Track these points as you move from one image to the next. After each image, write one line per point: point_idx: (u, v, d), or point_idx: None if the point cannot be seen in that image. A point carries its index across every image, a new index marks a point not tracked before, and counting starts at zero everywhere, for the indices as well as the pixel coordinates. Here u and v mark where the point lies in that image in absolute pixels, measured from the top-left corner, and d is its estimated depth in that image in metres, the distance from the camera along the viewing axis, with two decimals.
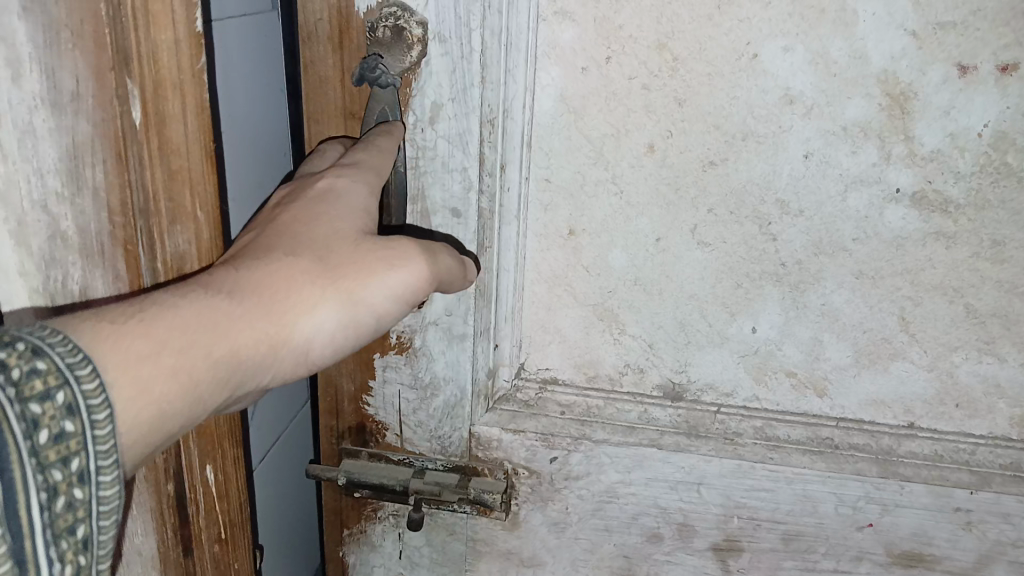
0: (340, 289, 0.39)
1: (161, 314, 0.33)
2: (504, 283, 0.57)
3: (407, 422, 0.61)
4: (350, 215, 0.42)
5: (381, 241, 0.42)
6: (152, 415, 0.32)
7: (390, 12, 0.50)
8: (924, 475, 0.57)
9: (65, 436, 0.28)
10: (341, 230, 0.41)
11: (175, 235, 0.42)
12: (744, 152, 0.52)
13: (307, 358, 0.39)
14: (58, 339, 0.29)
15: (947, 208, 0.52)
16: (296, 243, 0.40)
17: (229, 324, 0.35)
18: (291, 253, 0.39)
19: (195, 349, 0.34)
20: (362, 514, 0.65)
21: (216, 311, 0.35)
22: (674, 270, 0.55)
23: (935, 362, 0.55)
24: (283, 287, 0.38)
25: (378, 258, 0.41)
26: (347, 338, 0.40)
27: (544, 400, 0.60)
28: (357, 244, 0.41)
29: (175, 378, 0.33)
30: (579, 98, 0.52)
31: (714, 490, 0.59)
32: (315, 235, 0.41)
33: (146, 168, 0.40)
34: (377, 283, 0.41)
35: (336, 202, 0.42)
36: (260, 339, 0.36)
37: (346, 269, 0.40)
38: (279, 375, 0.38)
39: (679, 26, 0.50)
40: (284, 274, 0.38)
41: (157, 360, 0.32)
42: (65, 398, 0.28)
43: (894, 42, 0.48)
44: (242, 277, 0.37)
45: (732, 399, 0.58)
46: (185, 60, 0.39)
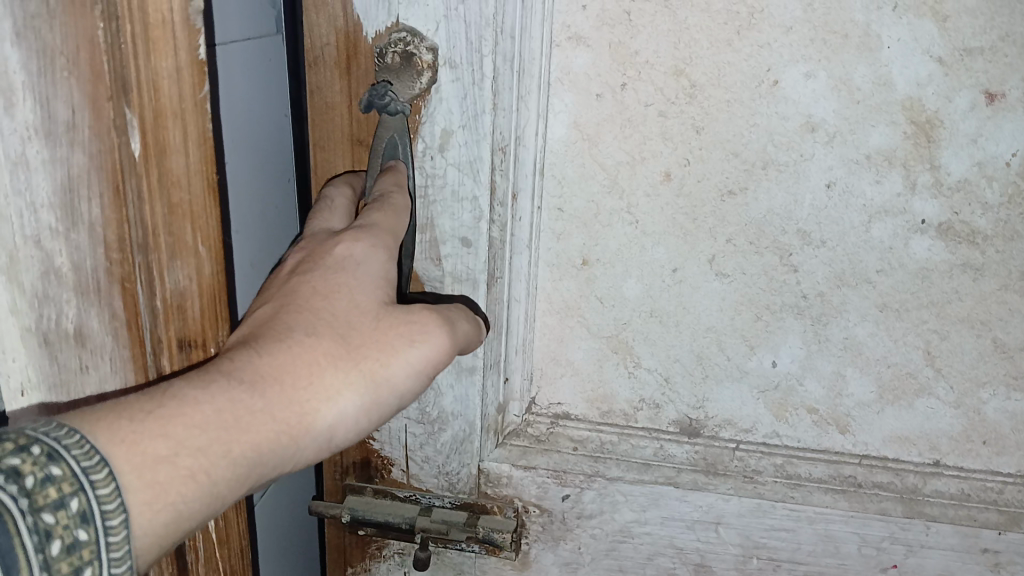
0: (362, 372, 0.39)
1: (182, 413, 0.33)
2: (515, 314, 0.55)
3: (414, 458, 0.59)
4: (369, 289, 0.42)
5: (401, 315, 0.42)
6: (168, 518, 0.32)
7: (400, 37, 0.49)
8: (951, 515, 0.54)
9: (76, 545, 0.29)
10: (361, 305, 0.41)
11: (175, 270, 0.40)
12: (763, 181, 0.51)
13: (328, 443, 0.39)
14: (75, 440, 0.30)
15: (975, 239, 0.50)
16: (317, 320, 0.39)
17: (250, 418, 0.35)
18: (310, 334, 0.39)
19: (215, 449, 0.33)
20: (367, 551, 0.62)
21: (237, 406, 0.35)
22: (691, 302, 0.54)
23: (961, 398, 0.53)
24: (304, 374, 0.38)
25: (399, 335, 0.41)
26: (365, 420, 0.40)
27: (555, 435, 0.58)
28: (378, 320, 0.41)
29: (193, 480, 0.33)
30: (593, 125, 0.51)
31: (733, 529, 0.57)
32: (336, 312, 0.40)
33: (145, 202, 0.39)
34: (398, 361, 0.40)
35: (355, 273, 0.42)
36: (281, 432, 0.36)
37: (366, 349, 0.40)
38: (299, 461, 0.38)
39: (697, 51, 0.48)
40: (305, 360, 0.38)
41: (175, 463, 0.32)
42: (79, 505, 0.30)
43: (918, 69, 0.47)
44: (264, 364, 0.37)
45: (751, 434, 0.56)
46: (186, 84, 0.38)
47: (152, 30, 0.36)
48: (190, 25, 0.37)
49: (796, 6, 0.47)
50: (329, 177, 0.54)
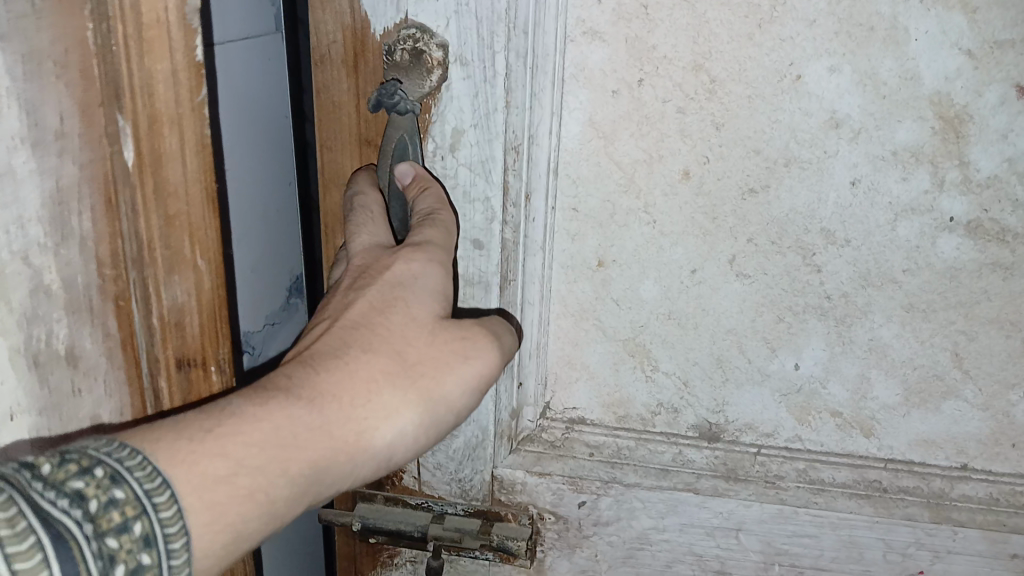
0: (416, 390, 0.42)
1: (244, 432, 0.36)
2: (529, 317, 0.53)
3: (426, 465, 0.57)
4: (423, 305, 0.44)
5: (453, 332, 0.44)
6: (228, 538, 0.34)
7: (409, 35, 0.48)
8: (978, 520, 0.52)
9: (140, 569, 0.31)
10: (415, 321, 0.43)
11: (174, 285, 0.43)
12: (786, 178, 0.49)
13: (386, 459, 0.41)
14: (137, 463, 0.32)
15: (1004, 237, 0.48)
16: (373, 339, 0.42)
17: (309, 437, 0.38)
18: (367, 352, 0.42)
19: (274, 468, 0.36)
20: (378, 560, 0.60)
21: (298, 424, 0.37)
22: (710, 303, 0.52)
23: (990, 401, 0.51)
24: (362, 392, 0.41)
25: (452, 353, 0.43)
26: (421, 436, 0.43)
27: (571, 440, 0.56)
28: (432, 338, 0.43)
29: (253, 500, 0.35)
30: (609, 123, 0.50)
31: (754, 536, 0.55)
32: (391, 331, 0.43)
33: (145, 216, 0.41)
34: (451, 379, 0.43)
35: (411, 292, 0.44)
36: (339, 449, 0.39)
37: (422, 368, 0.42)
38: (358, 476, 0.41)
39: (717, 46, 0.47)
40: (364, 378, 0.41)
41: (235, 483, 0.35)
42: (142, 528, 0.31)
43: (947, 62, 0.46)
44: (324, 383, 0.39)
45: (773, 438, 0.54)
46: (183, 89, 0.40)
47: (149, 34, 0.38)
48: (186, 25, 0.39)
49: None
50: (337, 178, 0.53)
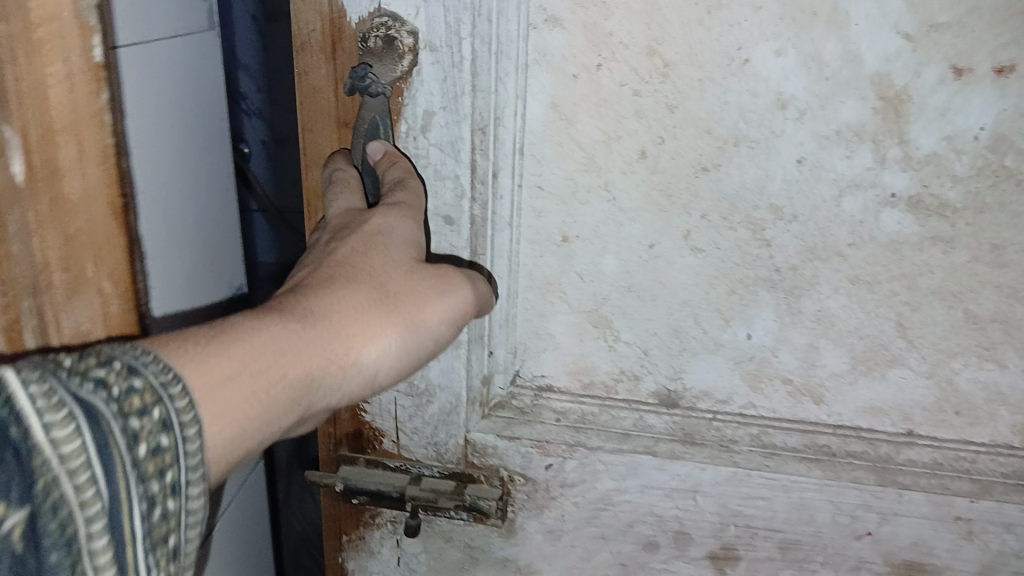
0: (399, 317, 0.45)
1: (245, 342, 0.38)
2: (497, 290, 0.56)
3: (403, 429, 0.60)
4: (401, 247, 0.47)
5: (430, 270, 0.47)
6: (234, 434, 0.36)
7: (382, 22, 0.50)
8: (924, 484, 0.55)
9: (159, 450, 0.32)
10: (395, 259, 0.46)
11: (77, 307, 0.48)
12: (736, 156, 0.52)
13: (369, 378, 0.44)
14: (152, 359, 0.33)
15: (944, 212, 0.51)
16: (356, 273, 0.45)
17: (304, 350, 0.40)
18: (350, 284, 0.44)
19: (275, 374, 0.38)
20: (361, 520, 0.63)
21: (293, 339, 0.40)
22: (667, 276, 0.55)
23: (934, 369, 0.54)
24: (349, 317, 0.43)
25: (429, 286, 0.47)
26: (402, 361, 0.46)
27: (539, 406, 0.58)
28: (410, 274, 0.47)
29: (256, 400, 0.37)
30: (570, 104, 0.52)
31: (710, 498, 0.57)
32: (373, 267, 0.46)
33: (53, 238, 0.46)
34: (430, 309, 0.47)
35: (390, 238, 0.47)
36: (330, 364, 0.42)
37: (402, 298, 0.46)
38: (343, 394, 0.43)
39: (669, 31, 0.50)
40: (351, 305, 0.44)
41: (240, 383, 0.36)
42: (160, 413, 0.32)
43: (887, 44, 0.48)
44: (313, 308, 0.42)
45: (728, 405, 0.57)
46: (80, 99, 0.44)
47: (43, 45, 0.42)
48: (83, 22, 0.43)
49: None
50: (317, 158, 0.56)
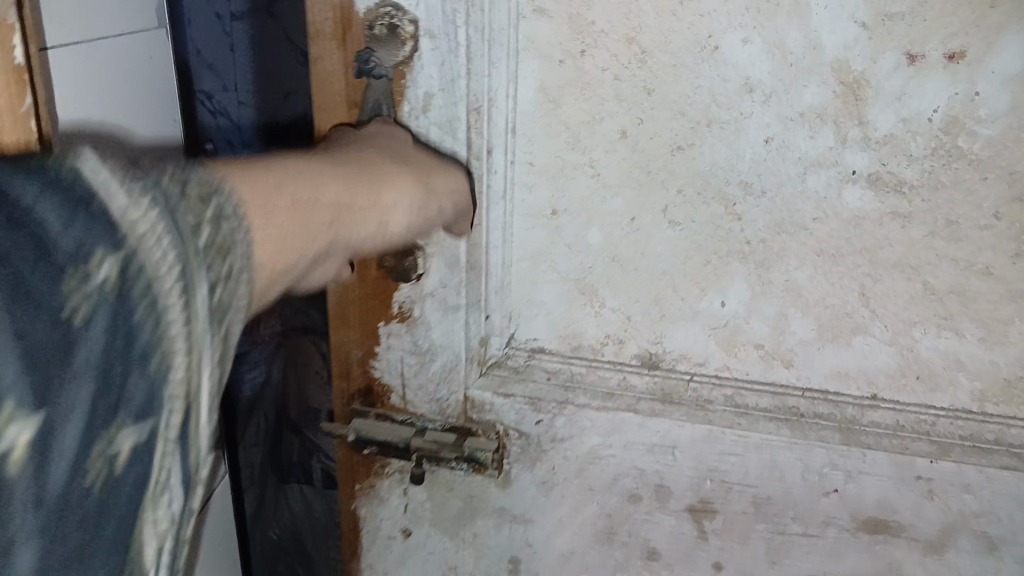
0: (412, 181, 0.49)
1: (281, 168, 0.41)
2: (494, 259, 0.62)
3: (409, 386, 0.66)
4: (395, 146, 0.53)
5: (428, 161, 0.53)
6: (277, 239, 0.38)
7: (386, 12, 0.57)
8: (885, 444, 0.58)
9: (217, 237, 0.34)
10: (394, 150, 0.52)
11: None
12: (708, 137, 0.56)
13: (389, 231, 0.47)
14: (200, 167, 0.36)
15: (902, 189, 0.54)
16: (362, 151, 0.49)
17: (336, 182, 0.43)
18: (362, 155, 0.49)
19: (313, 195, 0.41)
20: (372, 470, 0.69)
21: (323, 173, 0.43)
22: (647, 247, 0.60)
23: (896, 337, 0.57)
24: (368, 171, 0.47)
25: (431, 171, 0.52)
26: (415, 222, 0.49)
27: (532, 366, 0.64)
28: (411, 159, 0.52)
29: (296, 212, 0.39)
30: (557, 88, 0.57)
31: (687, 454, 0.62)
32: (377, 150, 0.50)
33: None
34: (435, 184, 0.52)
35: (384, 142, 0.53)
36: (357, 205, 0.44)
37: (409, 169, 0.50)
38: (364, 242, 0.46)
39: (645, 21, 0.55)
40: (368, 165, 0.47)
41: (281, 194, 0.39)
42: (214, 206, 0.35)
43: (845, 33, 0.52)
44: (335, 160, 0.46)
45: (704, 367, 0.61)
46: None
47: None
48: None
49: None
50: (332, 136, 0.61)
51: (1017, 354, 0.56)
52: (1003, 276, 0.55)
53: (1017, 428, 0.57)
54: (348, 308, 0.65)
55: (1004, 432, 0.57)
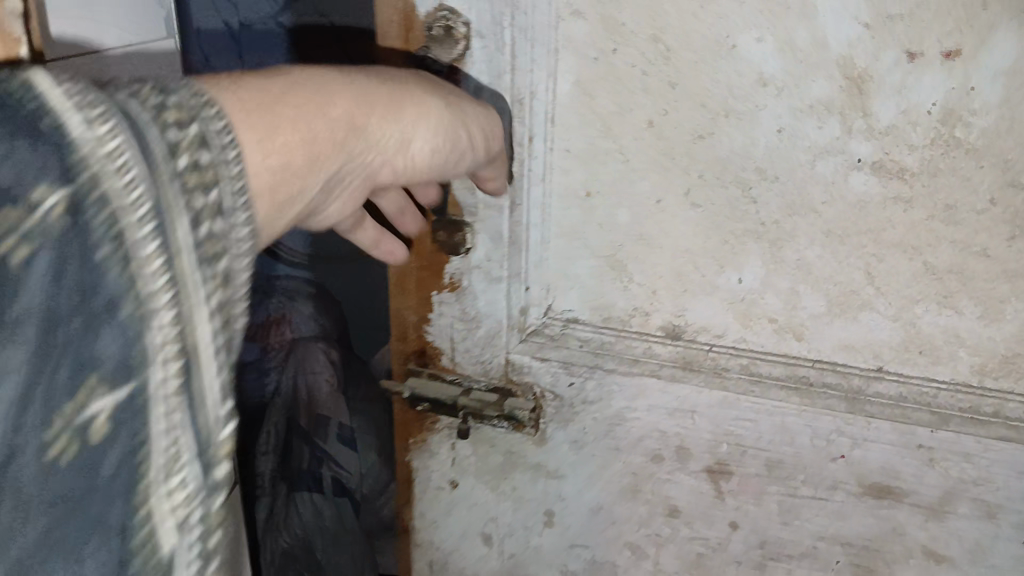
0: (448, 113, 0.52)
1: (290, 88, 0.44)
2: (533, 236, 0.69)
3: (457, 349, 0.74)
4: (437, 80, 0.56)
5: (466, 99, 0.56)
6: (282, 159, 0.42)
7: (442, 15, 0.65)
8: (887, 413, 0.63)
9: (200, 166, 0.37)
10: (428, 80, 0.54)
11: None
12: (726, 126, 0.62)
13: (412, 157, 0.51)
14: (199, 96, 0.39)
15: (903, 175, 0.59)
16: (404, 77, 0.52)
17: (325, 103, 0.45)
18: (376, 79, 0.49)
19: (297, 119, 0.43)
20: (424, 425, 0.77)
21: (330, 96, 0.45)
22: (671, 227, 0.66)
23: (900, 313, 0.62)
24: (389, 99, 0.49)
25: (471, 107, 0.55)
26: (446, 157, 0.53)
27: (566, 334, 0.70)
28: (455, 94, 0.54)
29: (298, 132, 0.43)
30: (591, 82, 0.64)
31: (705, 418, 0.68)
32: (399, 77, 0.51)
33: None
34: (472, 122, 0.55)
35: (430, 77, 0.56)
36: (378, 133, 0.48)
37: (440, 102, 0.52)
38: (381, 165, 0.50)
39: (669, 21, 0.61)
40: (386, 90, 0.49)
41: (287, 114, 0.43)
42: (197, 131, 0.38)
43: (850, 32, 0.57)
44: (336, 79, 0.46)
45: (723, 339, 0.67)
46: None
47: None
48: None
49: None
50: None
51: (1014, 332, 0.60)
52: (999, 257, 0.59)
53: (1015, 402, 0.60)
54: (407, 279, 0.73)
55: (1002, 406, 0.61)
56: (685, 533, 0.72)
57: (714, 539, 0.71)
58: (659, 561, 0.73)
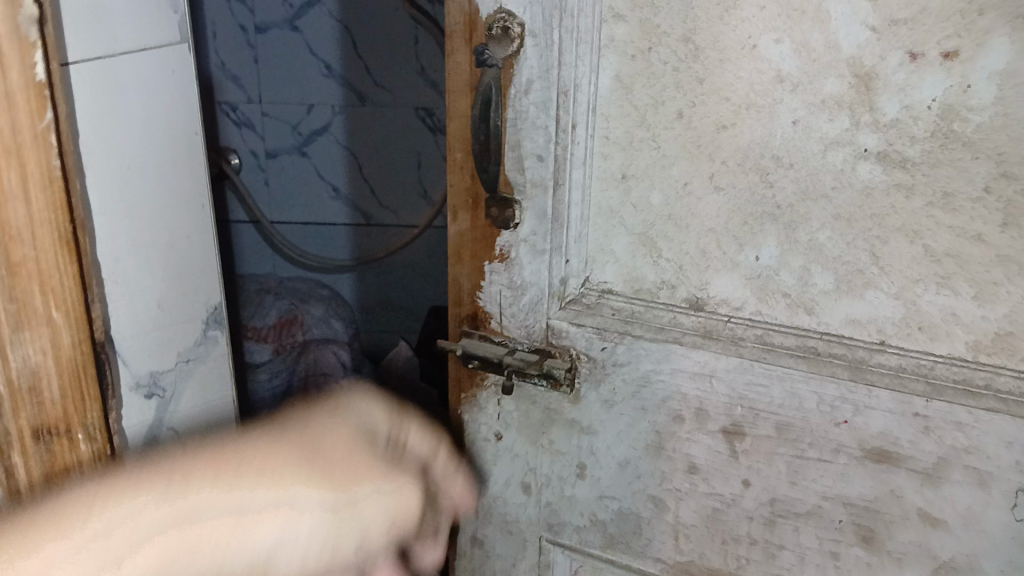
0: (333, 484, 0.56)
1: (105, 489, 0.51)
2: (574, 214, 0.77)
3: (505, 314, 0.83)
4: (361, 422, 0.64)
5: (381, 468, 0.60)
6: None
7: (500, 17, 0.73)
8: (887, 382, 0.69)
9: None
10: (354, 451, 0.60)
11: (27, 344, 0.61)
12: (747, 118, 0.69)
13: (362, 535, 0.56)
14: None
15: (906, 165, 0.65)
16: (331, 453, 0.59)
17: (180, 503, 0.51)
18: (319, 462, 0.57)
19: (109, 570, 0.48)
20: (475, 381, 0.86)
21: (172, 489, 0.52)
22: (696, 208, 0.73)
23: (902, 292, 0.68)
24: (321, 475, 0.56)
25: (384, 482, 0.59)
26: (372, 534, 0.57)
27: (601, 303, 0.79)
28: (361, 464, 0.59)
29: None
30: (629, 77, 0.72)
31: (723, 382, 0.75)
32: (340, 454, 0.59)
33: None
34: (372, 496, 0.57)
35: (354, 415, 0.64)
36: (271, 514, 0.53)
37: (361, 481, 0.58)
38: None
39: (698, 24, 0.68)
40: (317, 467, 0.57)
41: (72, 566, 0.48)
42: None
43: (859, 35, 0.64)
44: (283, 465, 0.55)
45: (741, 311, 0.74)
46: (23, 119, 0.58)
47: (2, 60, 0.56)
48: (22, 38, 0.57)
49: None
50: (455, 114, 0.78)
51: (1006, 312, 0.65)
52: (993, 242, 0.64)
53: (1005, 376, 0.66)
54: (463, 249, 0.83)
55: (993, 378, 0.66)
56: (702, 489, 0.79)
57: (728, 495, 0.78)
58: (678, 514, 0.81)
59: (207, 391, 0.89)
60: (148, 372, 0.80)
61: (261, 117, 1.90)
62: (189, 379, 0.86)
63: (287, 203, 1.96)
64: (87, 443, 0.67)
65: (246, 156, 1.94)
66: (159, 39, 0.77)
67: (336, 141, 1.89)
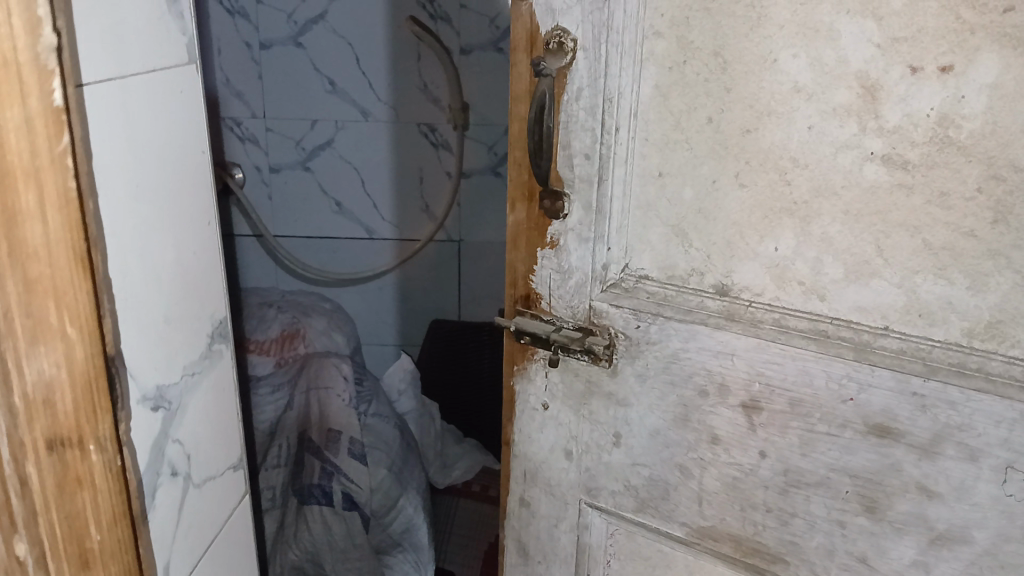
0: None
1: None
2: (615, 207, 0.88)
3: (554, 296, 0.95)
4: None
5: None
6: None
7: (557, 34, 0.84)
8: (888, 363, 0.76)
9: None
10: None
11: (39, 357, 0.55)
12: (768, 124, 0.77)
13: None
14: None
15: (906, 166, 0.72)
16: None
17: None
18: None
19: None
20: (526, 354, 0.99)
21: None
22: (723, 203, 0.82)
23: (903, 281, 0.75)
24: None
25: None
26: None
27: (638, 287, 0.90)
28: None
29: None
30: (667, 87, 0.82)
31: (742, 359, 0.84)
32: None
33: (11, 278, 0.52)
34: None
35: None
36: None
37: None
38: None
39: (728, 41, 0.77)
40: None
41: None
42: None
43: (866, 51, 0.71)
44: None
45: (761, 297, 0.83)
46: (40, 142, 0.52)
47: (4, 86, 0.49)
48: (42, 66, 0.51)
49: (785, 13, 0.74)
50: (517, 118, 0.90)
51: (996, 301, 0.71)
52: (984, 238, 0.70)
53: (996, 360, 0.72)
54: (519, 237, 0.95)
55: (985, 362, 0.73)
56: (724, 458, 0.90)
57: (747, 465, 0.89)
58: (702, 480, 0.93)
59: (207, 406, 0.81)
60: (155, 385, 0.71)
61: (264, 133, 2.30)
62: (196, 391, 0.79)
63: (292, 222, 2.40)
64: (98, 455, 0.61)
65: (249, 171, 2.34)
66: (166, 61, 0.69)
67: (337, 155, 2.30)
